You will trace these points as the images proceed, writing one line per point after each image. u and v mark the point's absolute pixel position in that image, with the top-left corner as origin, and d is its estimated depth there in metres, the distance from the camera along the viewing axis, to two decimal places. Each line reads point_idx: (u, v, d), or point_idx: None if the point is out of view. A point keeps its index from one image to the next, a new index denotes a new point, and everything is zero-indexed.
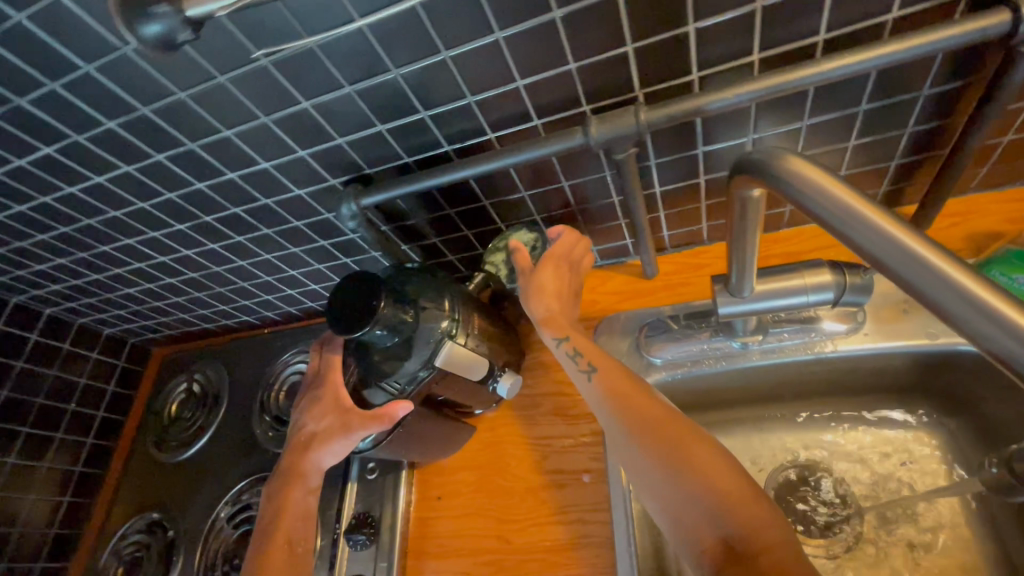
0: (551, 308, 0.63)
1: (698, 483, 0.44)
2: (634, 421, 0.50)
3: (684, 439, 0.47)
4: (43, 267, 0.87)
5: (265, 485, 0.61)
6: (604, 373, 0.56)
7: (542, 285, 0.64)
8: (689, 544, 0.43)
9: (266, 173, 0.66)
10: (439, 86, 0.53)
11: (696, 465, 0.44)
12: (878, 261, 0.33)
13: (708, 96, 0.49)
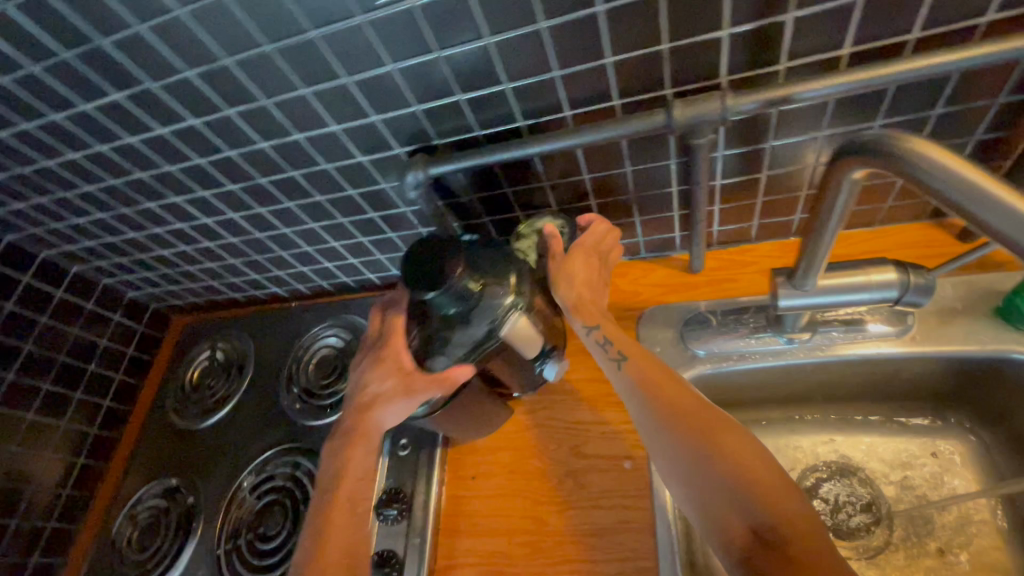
0: (581, 295, 0.62)
1: (736, 477, 0.44)
2: (670, 411, 0.50)
3: (721, 432, 0.47)
4: (78, 223, 0.86)
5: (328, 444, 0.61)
6: (636, 362, 0.56)
7: (572, 272, 0.63)
8: (720, 534, 0.44)
9: (332, 137, 0.64)
10: (527, 59, 0.52)
11: (734, 459, 0.45)
12: (997, 234, 0.31)
13: (796, 86, 0.49)
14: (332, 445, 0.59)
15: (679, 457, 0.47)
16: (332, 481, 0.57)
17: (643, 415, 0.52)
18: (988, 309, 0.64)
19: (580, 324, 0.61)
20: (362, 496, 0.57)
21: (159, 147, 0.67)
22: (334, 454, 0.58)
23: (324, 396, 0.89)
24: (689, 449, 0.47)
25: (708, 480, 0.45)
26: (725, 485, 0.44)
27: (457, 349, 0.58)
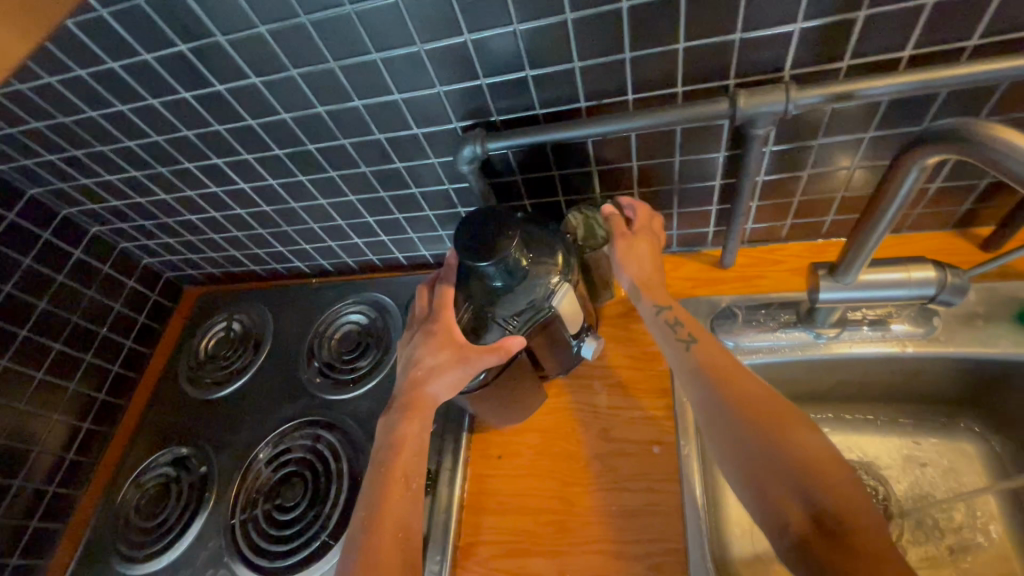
0: (652, 278, 0.64)
1: (798, 460, 0.44)
2: (736, 395, 0.50)
3: (786, 417, 0.47)
4: (108, 180, 0.84)
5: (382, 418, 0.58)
6: (705, 348, 0.56)
7: (638, 256, 0.65)
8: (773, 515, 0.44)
9: (391, 107, 0.63)
10: (602, 38, 0.53)
11: (799, 444, 0.45)
12: None
13: (859, 83, 0.51)
14: (385, 419, 0.56)
15: (740, 438, 0.47)
16: (385, 454, 0.53)
17: (704, 397, 0.52)
18: (1007, 315, 0.67)
19: (646, 305, 0.63)
20: (416, 472, 0.53)
21: (211, 104, 0.66)
22: (389, 427, 0.55)
23: (346, 372, 0.88)
24: (751, 431, 0.47)
25: (769, 461, 0.45)
26: (786, 467, 0.44)
27: (507, 322, 0.58)
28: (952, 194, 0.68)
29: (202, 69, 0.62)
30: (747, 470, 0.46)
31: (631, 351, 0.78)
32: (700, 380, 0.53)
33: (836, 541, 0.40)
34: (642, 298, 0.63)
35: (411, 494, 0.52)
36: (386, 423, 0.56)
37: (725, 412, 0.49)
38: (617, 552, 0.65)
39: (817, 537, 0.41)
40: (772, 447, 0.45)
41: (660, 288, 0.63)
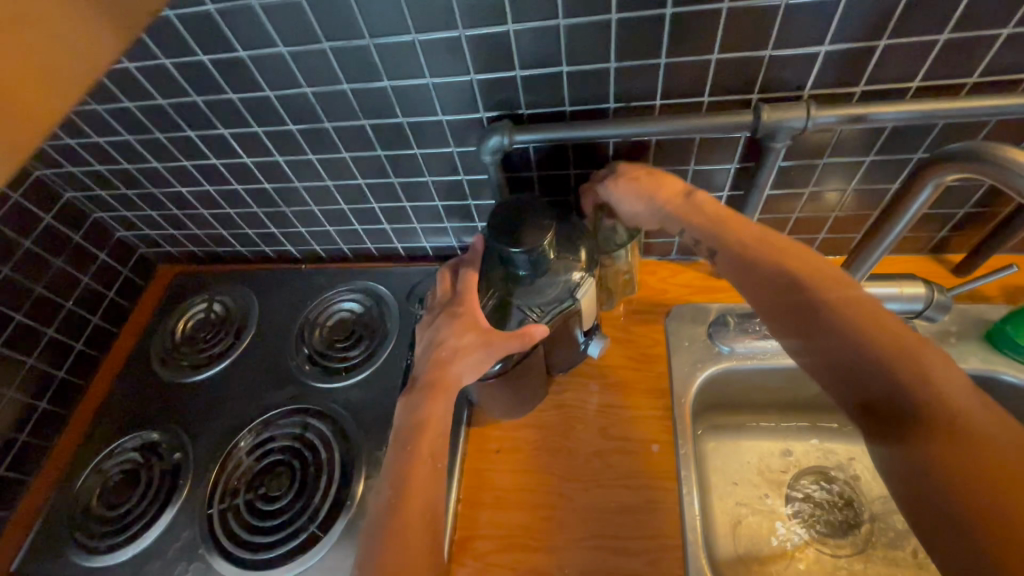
0: (674, 201, 0.60)
1: (886, 359, 0.45)
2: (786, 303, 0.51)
3: (874, 316, 0.47)
4: (95, 143, 0.79)
5: (400, 401, 0.57)
6: (734, 254, 0.56)
7: (639, 179, 0.62)
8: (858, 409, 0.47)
9: (420, 91, 0.63)
10: (641, 41, 0.55)
11: (865, 343, 0.46)
12: None
13: (872, 108, 0.55)
14: (407, 399, 0.55)
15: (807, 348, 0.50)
16: (410, 435, 0.52)
17: (776, 302, 0.52)
18: (980, 334, 0.72)
19: (681, 228, 0.60)
20: (441, 453, 0.52)
21: (230, 70, 0.64)
22: (411, 407, 0.54)
23: (337, 360, 0.86)
24: (834, 334, 0.47)
25: (857, 362, 0.46)
26: (875, 367, 0.45)
27: (529, 311, 0.59)
28: (931, 221, 0.74)
29: (227, 33, 0.59)
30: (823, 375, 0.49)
31: (630, 352, 0.80)
32: (767, 283, 0.53)
33: (933, 430, 0.42)
34: (673, 217, 0.60)
35: (439, 474, 0.51)
36: (408, 403, 0.55)
37: (808, 314, 0.50)
38: (616, 548, 0.65)
39: (909, 426, 0.43)
40: (859, 346, 0.46)
41: (691, 207, 0.60)
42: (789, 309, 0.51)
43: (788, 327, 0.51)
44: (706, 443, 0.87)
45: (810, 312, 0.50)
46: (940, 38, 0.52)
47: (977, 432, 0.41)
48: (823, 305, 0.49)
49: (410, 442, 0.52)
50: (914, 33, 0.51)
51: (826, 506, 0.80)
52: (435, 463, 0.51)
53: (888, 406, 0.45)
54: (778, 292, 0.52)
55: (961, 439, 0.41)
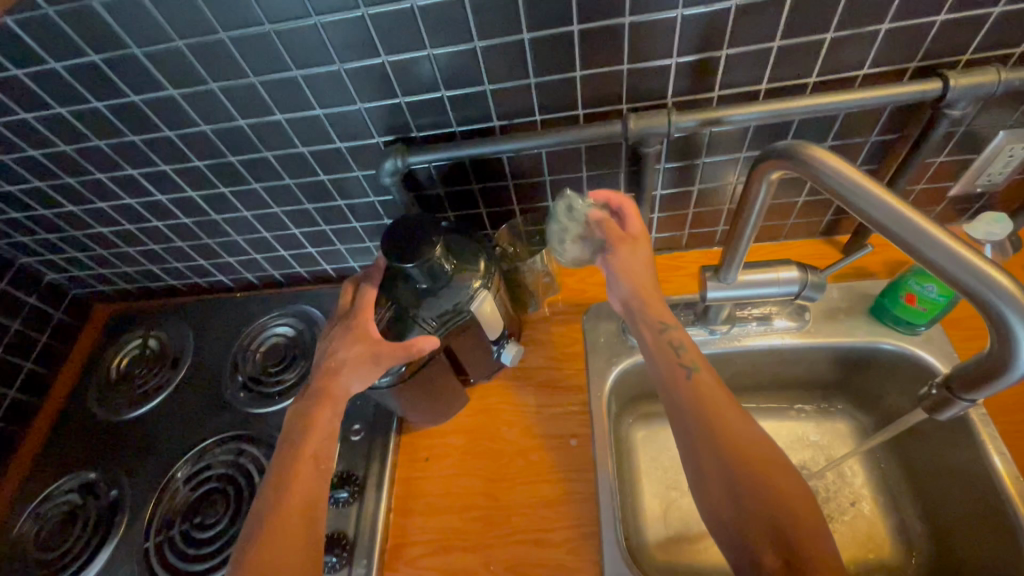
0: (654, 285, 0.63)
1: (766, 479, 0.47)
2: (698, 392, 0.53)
3: (776, 476, 0.47)
4: (8, 191, 0.79)
5: (286, 415, 0.59)
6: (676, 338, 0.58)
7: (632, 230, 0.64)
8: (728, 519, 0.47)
9: (314, 121, 0.66)
10: (508, 63, 0.58)
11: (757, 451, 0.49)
12: (879, 224, 0.43)
13: (726, 112, 0.60)
14: (295, 405, 0.58)
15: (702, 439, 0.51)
16: (295, 436, 0.55)
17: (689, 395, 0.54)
18: (864, 309, 0.77)
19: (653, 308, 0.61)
20: (324, 456, 0.55)
21: (126, 114, 0.66)
22: (299, 412, 0.57)
23: (271, 384, 0.87)
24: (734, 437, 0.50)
25: (752, 515, 0.46)
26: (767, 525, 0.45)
27: (427, 323, 0.62)
28: (815, 207, 0.80)
29: (117, 79, 0.61)
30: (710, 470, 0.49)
31: (551, 352, 0.84)
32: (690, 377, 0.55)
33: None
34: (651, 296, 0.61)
35: (321, 473, 0.54)
36: (298, 410, 0.58)
37: (714, 454, 0.49)
38: (537, 540, 0.68)
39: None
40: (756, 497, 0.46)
41: (635, 264, 0.62)
42: (697, 441, 0.51)
43: (686, 446, 0.52)
44: (636, 433, 0.91)
45: (716, 452, 0.49)
46: (775, 45, 0.57)
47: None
48: (730, 447, 0.49)
49: (291, 445, 0.55)
50: (751, 42, 0.56)
51: None
52: (319, 463, 0.54)
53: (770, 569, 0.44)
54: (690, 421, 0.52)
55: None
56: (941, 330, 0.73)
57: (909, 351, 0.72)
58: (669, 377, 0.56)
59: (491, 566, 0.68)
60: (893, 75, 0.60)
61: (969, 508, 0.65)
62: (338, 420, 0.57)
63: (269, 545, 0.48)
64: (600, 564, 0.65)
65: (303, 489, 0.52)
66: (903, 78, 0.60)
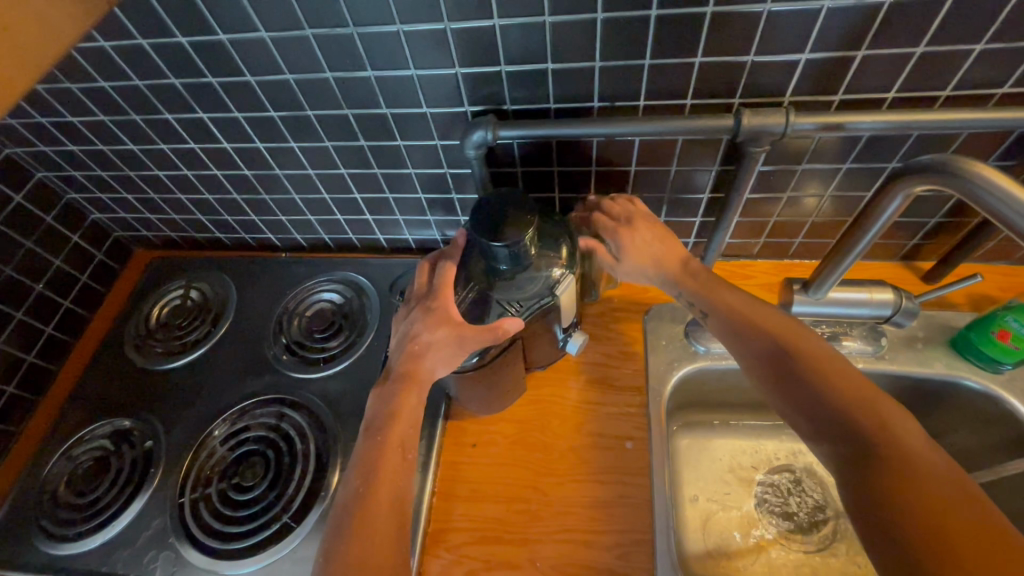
0: (672, 269, 0.65)
1: (852, 402, 0.49)
2: (761, 337, 0.56)
3: (861, 392, 0.50)
4: (69, 122, 0.76)
5: (371, 393, 0.57)
6: (722, 306, 0.60)
7: (643, 240, 0.65)
8: (829, 443, 0.49)
9: (406, 82, 0.62)
10: (627, 41, 0.55)
11: (835, 378, 0.51)
12: None
13: (850, 117, 0.56)
14: (379, 391, 0.56)
15: (781, 383, 0.53)
16: (381, 424, 0.53)
17: (757, 347, 0.56)
18: (944, 340, 0.74)
19: (678, 292, 0.65)
20: (394, 433, 0.53)
21: (210, 54, 0.63)
22: (383, 399, 0.55)
23: (316, 351, 0.85)
24: (811, 373, 0.52)
25: (841, 427, 0.49)
26: (856, 428, 0.48)
27: (508, 306, 0.60)
28: (903, 229, 0.76)
29: (209, 15, 0.58)
30: (797, 407, 0.52)
31: (609, 349, 0.81)
32: (750, 334, 0.57)
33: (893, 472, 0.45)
34: (669, 281, 0.65)
35: (408, 465, 0.52)
36: (380, 395, 0.56)
37: (796, 390, 0.52)
38: (587, 540, 0.66)
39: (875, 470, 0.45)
40: (838, 403, 0.49)
41: (687, 272, 0.64)
42: (778, 379, 0.54)
43: (771, 394, 0.54)
44: (680, 440, 0.89)
45: (797, 387, 0.52)
46: (916, 51, 0.53)
47: (938, 486, 0.43)
48: (809, 368, 0.52)
49: (380, 432, 0.52)
50: (892, 45, 0.52)
51: (792, 504, 0.82)
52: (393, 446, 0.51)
53: (866, 465, 0.46)
54: (768, 355, 0.55)
55: (921, 490, 0.43)
56: None
57: (995, 393, 0.69)
58: (733, 335, 0.59)
59: (537, 562, 0.65)
60: None
61: None
62: (422, 408, 0.55)
63: (364, 538, 0.46)
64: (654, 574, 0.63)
65: (391, 492, 0.49)
66: None
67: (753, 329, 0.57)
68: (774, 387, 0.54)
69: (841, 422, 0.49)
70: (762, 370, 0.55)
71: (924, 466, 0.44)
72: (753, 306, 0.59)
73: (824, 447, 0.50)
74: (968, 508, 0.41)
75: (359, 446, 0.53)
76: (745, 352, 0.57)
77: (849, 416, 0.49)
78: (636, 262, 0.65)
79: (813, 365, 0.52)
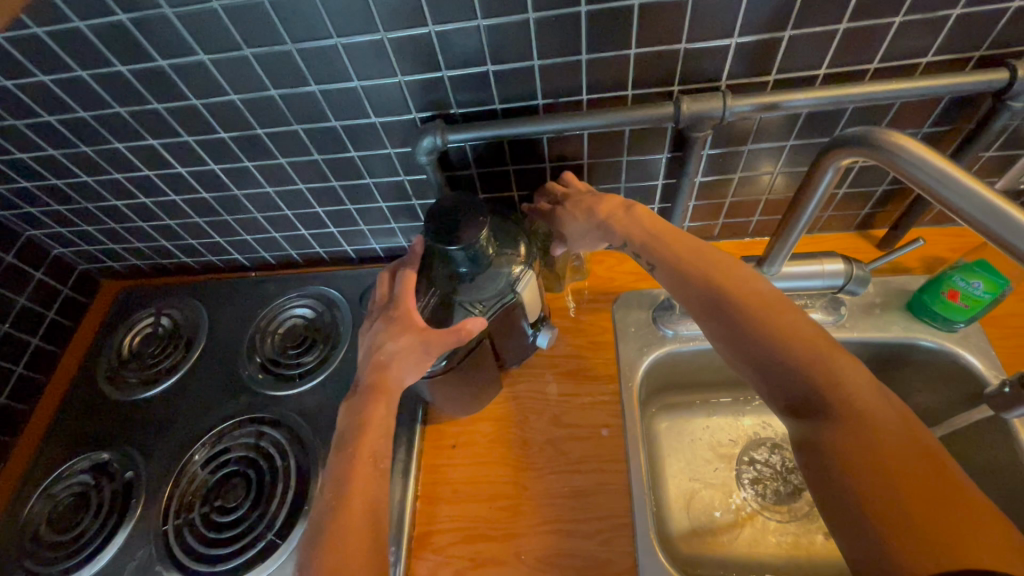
0: (613, 216, 0.63)
1: (803, 354, 0.47)
2: (706, 291, 0.54)
3: (809, 341, 0.48)
4: (19, 158, 0.76)
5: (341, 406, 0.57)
6: (669, 260, 0.58)
7: (583, 201, 0.66)
8: (781, 396, 0.48)
9: (351, 94, 0.63)
10: (561, 36, 0.56)
11: (783, 330, 0.49)
12: (966, 216, 0.41)
13: (785, 96, 0.57)
14: (348, 403, 0.56)
15: (729, 338, 0.51)
16: (350, 435, 0.54)
17: (703, 303, 0.54)
18: (901, 304, 0.76)
19: (621, 241, 0.62)
20: (360, 441, 0.53)
21: (152, 80, 0.63)
22: (350, 410, 0.56)
23: (290, 367, 0.85)
24: (758, 326, 0.49)
25: (792, 382, 0.47)
26: (808, 383, 0.46)
27: (472, 307, 0.61)
28: (854, 200, 0.78)
29: (146, 43, 0.58)
30: (746, 360, 0.50)
31: (580, 341, 0.82)
32: (696, 289, 0.55)
33: (848, 439, 0.43)
34: (612, 232, 0.63)
35: (381, 474, 0.53)
36: (348, 406, 0.57)
37: (743, 346, 0.50)
38: (569, 530, 0.67)
39: (831, 438, 0.43)
40: (788, 357, 0.47)
41: (629, 219, 0.63)
42: (725, 334, 0.52)
43: (721, 347, 0.52)
44: (659, 423, 0.90)
45: (745, 343, 0.50)
46: (841, 27, 0.54)
47: (892, 439, 0.42)
48: (755, 321, 0.50)
49: (348, 443, 0.53)
50: (818, 22, 0.54)
51: (771, 476, 0.84)
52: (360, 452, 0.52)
53: (817, 422, 0.45)
54: (715, 312, 0.53)
55: (871, 444, 0.42)
56: (979, 328, 0.72)
57: (950, 349, 0.71)
58: (683, 293, 0.56)
59: (522, 556, 0.66)
60: (957, 64, 0.58)
61: (1008, 509, 0.65)
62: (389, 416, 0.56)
63: (335, 548, 0.47)
64: (635, 557, 0.64)
65: (362, 500, 0.50)
66: (965, 67, 0.59)
67: (698, 284, 0.55)
68: (724, 343, 0.52)
69: (791, 377, 0.47)
70: (715, 325, 0.53)
71: (876, 423, 0.43)
72: (707, 258, 0.56)
73: (776, 400, 0.49)
74: (918, 461, 0.40)
75: (331, 458, 0.53)
76: (694, 307, 0.55)
77: (803, 372, 0.47)
78: (583, 222, 0.65)
79: (761, 318, 0.50)
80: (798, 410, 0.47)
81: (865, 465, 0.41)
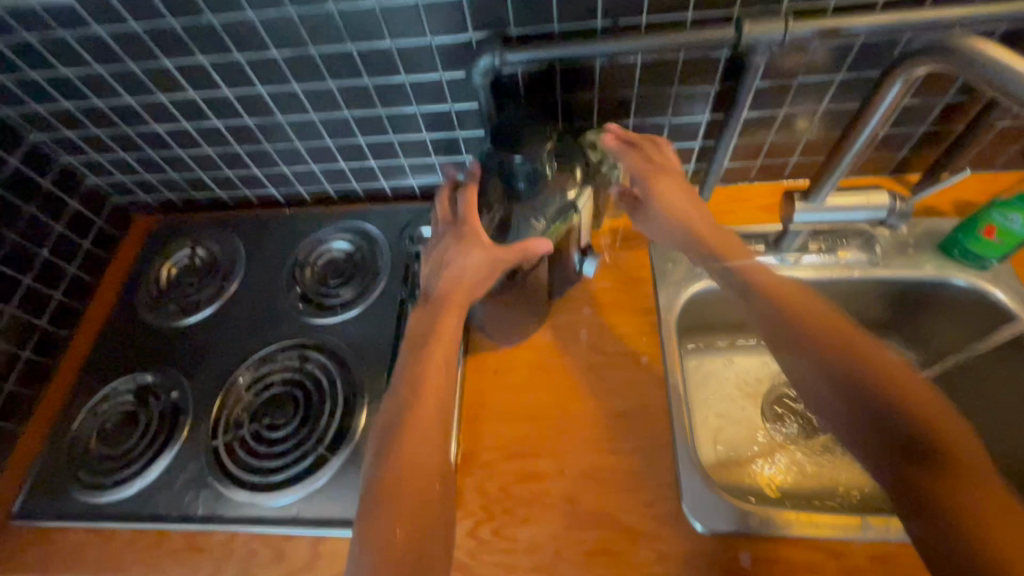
0: (703, 224, 0.70)
1: (888, 385, 0.53)
2: (792, 317, 0.61)
3: (896, 375, 0.54)
4: (63, 76, 0.75)
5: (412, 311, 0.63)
6: (756, 287, 0.65)
7: (670, 187, 0.70)
8: (868, 426, 0.52)
9: (410, 10, 0.63)
10: None
11: (869, 360, 0.55)
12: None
13: (848, 19, 0.58)
14: (420, 312, 0.61)
15: (817, 364, 0.57)
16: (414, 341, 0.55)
17: (783, 336, 0.60)
18: (933, 245, 0.78)
19: (707, 251, 0.69)
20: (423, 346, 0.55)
21: None
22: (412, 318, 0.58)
23: (330, 298, 0.86)
24: (842, 356, 0.56)
25: (877, 410, 0.52)
26: (896, 412, 0.52)
27: (533, 222, 0.61)
28: (893, 142, 0.79)
29: None
30: (832, 386, 0.56)
31: (617, 277, 0.83)
32: (779, 315, 0.61)
33: (939, 469, 0.48)
34: (701, 244, 0.70)
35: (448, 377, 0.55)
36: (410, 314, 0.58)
37: (831, 373, 0.56)
38: (610, 449, 0.69)
39: (922, 472, 0.48)
40: (876, 386, 0.53)
41: (716, 233, 0.70)
42: (810, 361, 0.58)
43: (806, 376, 0.58)
44: (689, 363, 0.93)
45: (831, 370, 0.56)
46: None
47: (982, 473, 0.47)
48: (842, 352, 0.56)
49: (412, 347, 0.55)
50: None
51: (798, 414, 0.87)
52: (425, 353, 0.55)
53: (908, 454, 0.50)
54: (801, 338, 0.59)
55: (964, 477, 0.47)
56: (1010, 267, 0.74)
57: (979, 287, 0.74)
58: (768, 317, 0.62)
59: (565, 471, 0.69)
60: None
61: None
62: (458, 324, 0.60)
63: None
64: (673, 472, 0.67)
65: None
66: None
67: (787, 312, 0.61)
68: (809, 374, 0.58)
69: (879, 404, 0.52)
70: (798, 352, 0.59)
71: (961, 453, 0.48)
72: (789, 292, 0.63)
73: (862, 428, 0.53)
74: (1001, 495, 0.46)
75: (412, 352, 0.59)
76: (778, 334, 0.61)
77: (889, 404, 0.52)
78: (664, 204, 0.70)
79: (847, 351, 0.56)
80: (885, 442, 0.51)
81: (961, 497, 0.46)
